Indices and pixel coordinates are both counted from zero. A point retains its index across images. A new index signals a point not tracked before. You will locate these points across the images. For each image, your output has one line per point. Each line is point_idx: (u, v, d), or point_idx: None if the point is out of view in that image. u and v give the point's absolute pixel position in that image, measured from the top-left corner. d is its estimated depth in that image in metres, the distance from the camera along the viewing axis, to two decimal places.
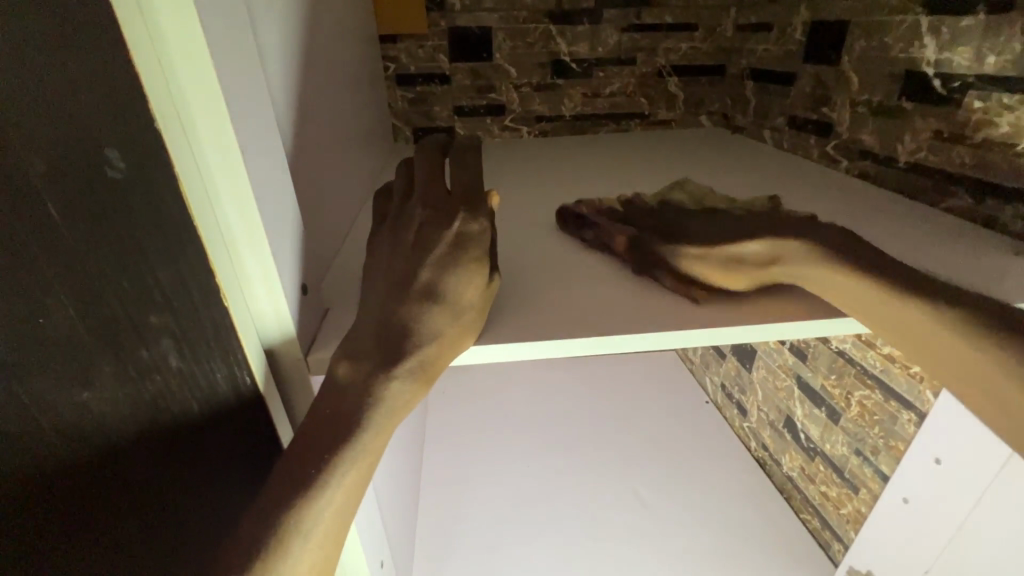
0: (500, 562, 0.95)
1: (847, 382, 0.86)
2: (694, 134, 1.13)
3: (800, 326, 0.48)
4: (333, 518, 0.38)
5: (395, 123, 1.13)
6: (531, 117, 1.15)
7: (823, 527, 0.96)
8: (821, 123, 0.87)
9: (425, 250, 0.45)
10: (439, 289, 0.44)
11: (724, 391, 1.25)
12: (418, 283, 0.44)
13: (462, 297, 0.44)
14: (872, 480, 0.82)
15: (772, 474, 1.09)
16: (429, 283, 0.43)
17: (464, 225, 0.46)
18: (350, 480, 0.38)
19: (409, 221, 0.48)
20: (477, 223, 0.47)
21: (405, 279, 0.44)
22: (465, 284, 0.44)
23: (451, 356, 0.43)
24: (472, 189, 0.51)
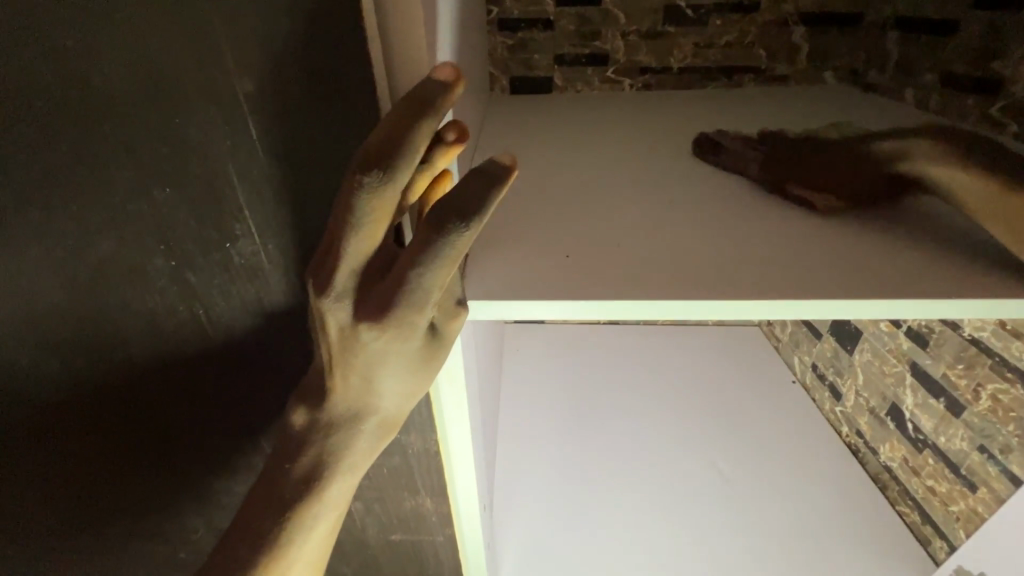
0: (577, 518, 0.97)
1: (977, 373, 0.78)
2: (817, 92, 1.02)
3: (961, 307, 0.47)
4: (351, 464, 0.45)
5: (492, 71, 1.09)
6: (636, 68, 1.08)
7: (923, 522, 0.91)
8: (986, 80, 0.77)
9: (394, 283, 0.35)
10: (411, 322, 0.37)
11: (816, 372, 1.18)
12: (388, 318, 0.36)
13: (388, 343, 0.38)
14: (998, 480, 0.76)
15: (864, 463, 1.04)
16: (398, 317, 0.36)
17: (404, 278, 0.34)
18: (360, 444, 0.44)
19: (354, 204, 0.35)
20: (417, 282, 0.35)
21: (370, 309, 0.36)
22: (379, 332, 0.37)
23: (378, 379, 0.40)
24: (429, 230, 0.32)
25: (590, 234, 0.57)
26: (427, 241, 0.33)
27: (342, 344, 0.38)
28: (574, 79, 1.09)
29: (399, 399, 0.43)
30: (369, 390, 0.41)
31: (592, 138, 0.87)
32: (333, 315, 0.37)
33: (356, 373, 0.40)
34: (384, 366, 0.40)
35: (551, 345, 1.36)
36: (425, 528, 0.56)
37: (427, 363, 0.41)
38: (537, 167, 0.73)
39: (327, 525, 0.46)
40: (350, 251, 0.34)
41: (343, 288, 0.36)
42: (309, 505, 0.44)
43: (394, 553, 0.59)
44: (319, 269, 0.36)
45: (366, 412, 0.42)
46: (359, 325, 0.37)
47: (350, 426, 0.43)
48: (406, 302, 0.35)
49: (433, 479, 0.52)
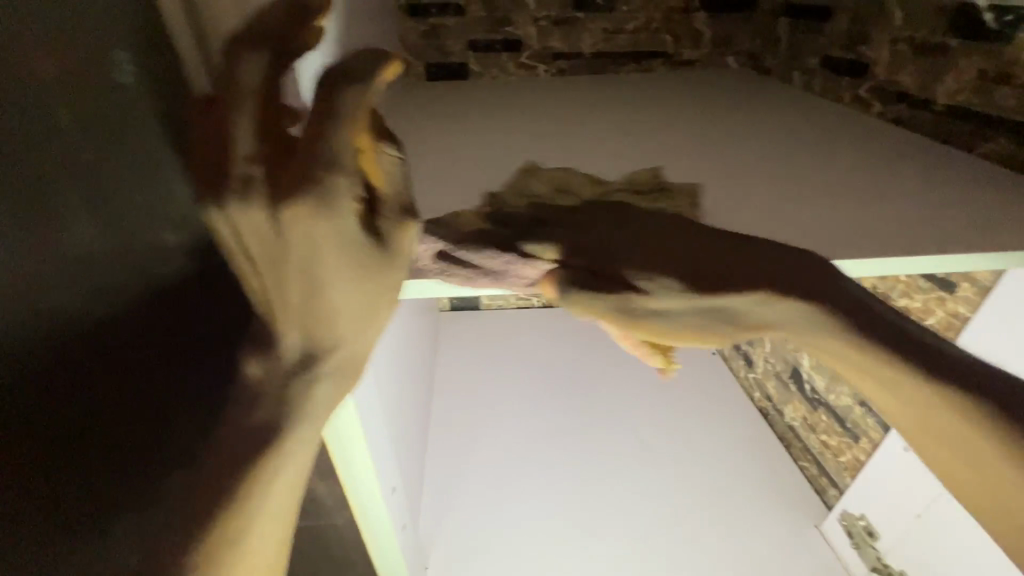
0: (504, 497, 0.99)
1: None
2: (719, 76, 1.07)
3: None
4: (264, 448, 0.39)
5: (406, 57, 1.07)
6: (548, 54, 1.09)
7: (820, 474, 0.99)
8: (855, 62, 0.83)
9: (301, 150, 0.29)
10: (333, 189, 0.29)
11: (732, 343, 1.25)
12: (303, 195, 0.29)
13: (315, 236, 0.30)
14: (875, 430, 0.83)
15: (772, 424, 1.12)
16: (318, 190, 0.29)
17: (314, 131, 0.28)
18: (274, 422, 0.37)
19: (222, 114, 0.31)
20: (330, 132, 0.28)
21: (282, 192, 0.29)
22: (303, 220, 0.29)
23: (320, 297, 0.32)
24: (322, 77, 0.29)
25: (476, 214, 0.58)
26: (325, 89, 0.28)
27: (261, 258, 0.31)
28: (489, 65, 1.09)
29: (361, 325, 0.34)
30: (320, 319, 0.33)
31: (497, 121, 0.88)
32: (237, 224, 0.29)
33: (291, 297, 0.32)
34: (323, 276, 0.31)
35: (484, 329, 1.39)
36: (323, 510, 0.57)
37: (378, 278, 0.33)
38: (438, 152, 0.74)
39: (278, 517, 0.35)
40: (229, 141, 0.29)
41: (248, 178, 0.29)
42: (253, 488, 0.33)
43: (298, 539, 0.59)
44: (211, 172, 0.30)
45: (323, 348, 0.34)
46: (274, 217, 0.29)
47: (302, 373, 0.34)
48: (321, 169, 0.28)
49: (325, 460, 0.53)
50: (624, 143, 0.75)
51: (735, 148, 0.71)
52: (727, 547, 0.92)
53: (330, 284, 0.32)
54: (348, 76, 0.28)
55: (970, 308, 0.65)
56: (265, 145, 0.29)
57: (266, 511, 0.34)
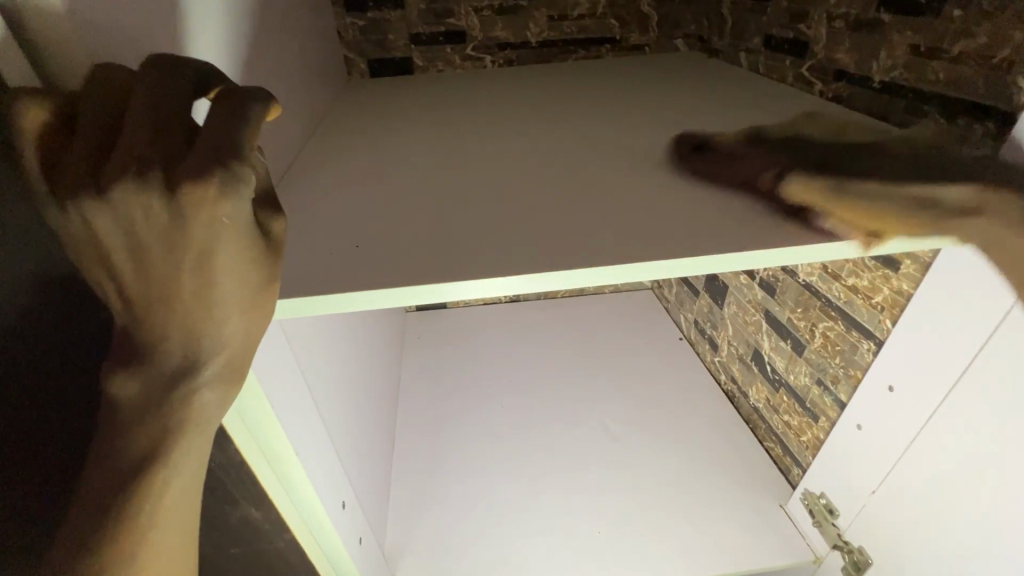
0: (473, 497, 0.98)
1: (812, 314, 0.85)
2: (667, 60, 1.05)
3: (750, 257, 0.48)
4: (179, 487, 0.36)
5: (347, 55, 1.04)
6: (494, 45, 1.07)
7: (784, 453, 0.99)
8: (797, 41, 0.82)
9: (204, 146, 0.30)
10: (236, 180, 0.30)
11: (697, 327, 1.25)
12: (197, 180, 0.30)
13: (209, 225, 0.31)
14: (831, 408, 0.83)
15: (739, 406, 1.12)
16: (219, 172, 0.30)
17: (219, 137, 0.31)
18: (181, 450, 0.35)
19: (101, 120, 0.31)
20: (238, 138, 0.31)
21: (182, 176, 0.30)
22: (196, 209, 0.30)
23: (204, 287, 0.33)
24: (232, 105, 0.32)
25: (403, 216, 0.55)
26: (233, 111, 0.32)
27: (153, 246, 0.31)
28: (433, 59, 1.07)
29: (246, 324, 0.36)
30: (206, 312, 0.34)
31: (440, 116, 0.86)
32: (125, 210, 0.30)
33: (179, 287, 0.33)
34: (210, 264, 0.33)
35: (452, 329, 1.37)
36: (264, 535, 0.55)
37: (260, 273, 0.35)
38: (373, 152, 0.71)
39: (177, 512, 0.36)
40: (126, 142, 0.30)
41: (149, 165, 0.30)
42: (150, 482, 0.34)
43: (238, 566, 0.57)
44: (83, 166, 0.30)
45: (202, 347, 0.34)
46: (164, 201, 0.30)
47: (185, 375, 0.34)
48: (224, 160, 0.30)
49: (253, 482, 0.50)
50: (565, 134, 0.73)
51: (675, 136, 0.69)
52: (696, 533, 0.92)
53: (224, 275, 0.33)
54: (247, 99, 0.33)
55: (912, 284, 0.65)
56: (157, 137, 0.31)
57: (168, 497, 0.35)
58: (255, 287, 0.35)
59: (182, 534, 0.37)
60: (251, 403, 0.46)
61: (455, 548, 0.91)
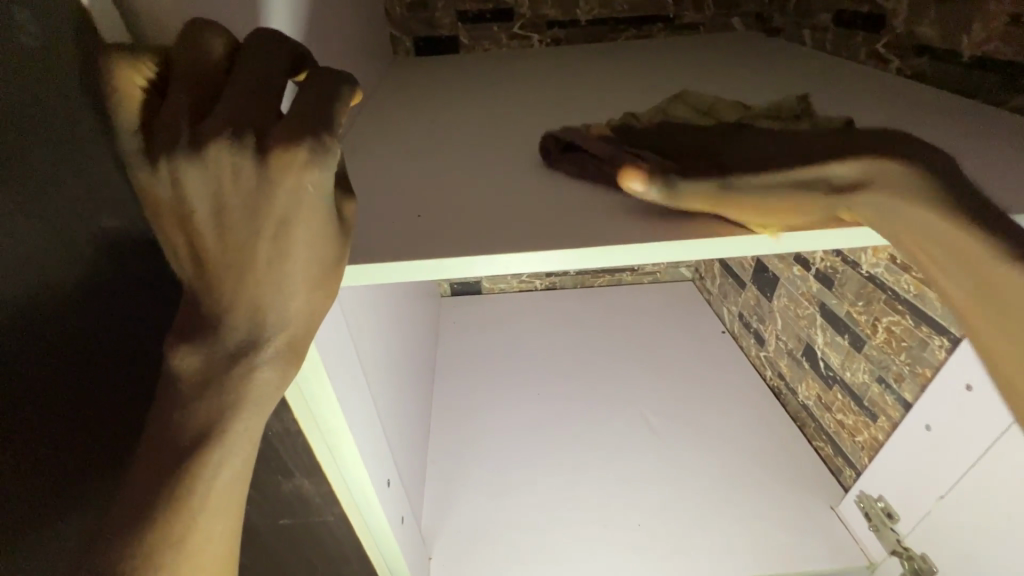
0: (508, 484, 0.97)
1: (875, 307, 0.81)
2: (723, 40, 1.01)
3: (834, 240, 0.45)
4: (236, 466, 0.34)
5: (394, 33, 1.02)
6: (542, 23, 1.04)
7: (835, 454, 0.95)
8: (872, 15, 0.77)
9: (293, 116, 0.29)
10: (322, 156, 0.29)
11: (742, 320, 1.21)
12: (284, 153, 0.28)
13: (290, 200, 0.30)
14: (894, 408, 0.79)
15: (786, 403, 1.08)
16: (310, 139, 0.28)
17: (307, 110, 0.29)
18: (240, 426, 0.34)
19: (197, 81, 0.30)
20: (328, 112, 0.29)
21: (269, 142, 0.28)
22: (277, 183, 0.29)
23: (275, 263, 0.32)
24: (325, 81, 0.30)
25: (460, 190, 0.54)
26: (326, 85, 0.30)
27: (235, 214, 0.30)
28: (480, 38, 1.04)
29: (312, 307, 0.35)
30: (278, 288, 0.33)
31: (489, 93, 0.84)
32: (211, 174, 0.29)
33: (252, 259, 0.32)
34: (286, 241, 0.31)
35: (487, 315, 1.36)
36: (313, 509, 0.54)
37: (333, 258, 0.34)
38: (424, 126, 0.69)
39: (232, 490, 0.34)
40: (219, 107, 0.29)
41: (239, 131, 0.28)
42: (205, 457, 0.33)
43: (285, 538, 0.56)
44: (179, 123, 0.29)
45: (269, 324, 0.33)
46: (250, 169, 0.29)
47: (251, 351, 0.33)
48: (311, 133, 0.28)
49: (305, 454, 0.49)
50: (622, 111, 0.70)
51: None
52: (738, 530, 0.89)
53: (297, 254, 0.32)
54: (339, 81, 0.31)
55: None
56: (249, 104, 0.29)
57: (222, 474, 0.33)
58: (321, 270, 0.33)
59: (234, 514, 0.35)
60: (309, 375, 0.45)
61: (491, 533, 0.90)
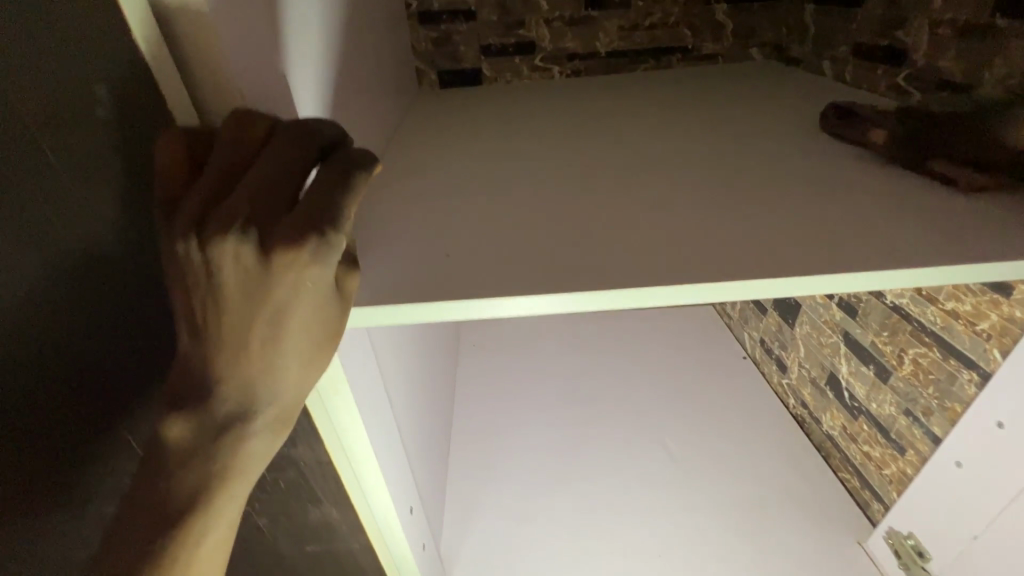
0: (528, 510, 0.97)
1: (900, 338, 0.80)
2: (742, 71, 1.02)
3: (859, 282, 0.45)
4: (217, 532, 0.37)
5: (419, 67, 1.06)
6: (563, 55, 1.07)
7: (862, 487, 0.93)
8: (891, 49, 0.77)
9: (300, 210, 0.29)
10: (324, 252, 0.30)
11: (764, 347, 1.20)
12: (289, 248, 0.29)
13: (293, 288, 0.31)
14: (922, 441, 0.77)
15: (810, 433, 1.06)
16: (313, 239, 0.29)
17: (314, 206, 0.30)
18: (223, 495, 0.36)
19: (215, 165, 0.31)
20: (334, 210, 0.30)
21: (276, 237, 0.29)
22: (280, 274, 0.30)
23: (274, 341, 0.34)
24: (334, 175, 0.31)
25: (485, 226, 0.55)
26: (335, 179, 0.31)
27: (240, 297, 0.31)
28: (503, 70, 1.08)
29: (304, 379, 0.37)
30: (270, 361, 0.34)
31: (511, 125, 0.86)
32: (222, 261, 0.30)
33: (253, 337, 0.33)
34: (285, 322, 0.33)
35: (506, 338, 1.37)
36: (338, 537, 0.56)
37: (328, 331, 0.36)
38: (448, 160, 0.72)
39: (212, 553, 0.37)
40: (235, 196, 0.30)
41: (249, 222, 0.29)
42: (199, 513, 0.35)
43: (309, 565, 0.58)
44: (194, 210, 0.30)
45: (262, 396, 0.35)
46: (260, 260, 0.30)
47: (241, 422, 0.35)
48: (314, 231, 0.29)
49: (333, 484, 0.51)
50: (643, 143, 0.72)
51: (764, 147, 0.66)
52: (762, 564, 0.87)
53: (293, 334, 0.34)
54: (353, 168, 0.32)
55: None
56: (260, 193, 0.30)
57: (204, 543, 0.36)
58: (314, 344, 0.36)
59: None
60: (341, 408, 0.47)
61: (512, 560, 0.90)
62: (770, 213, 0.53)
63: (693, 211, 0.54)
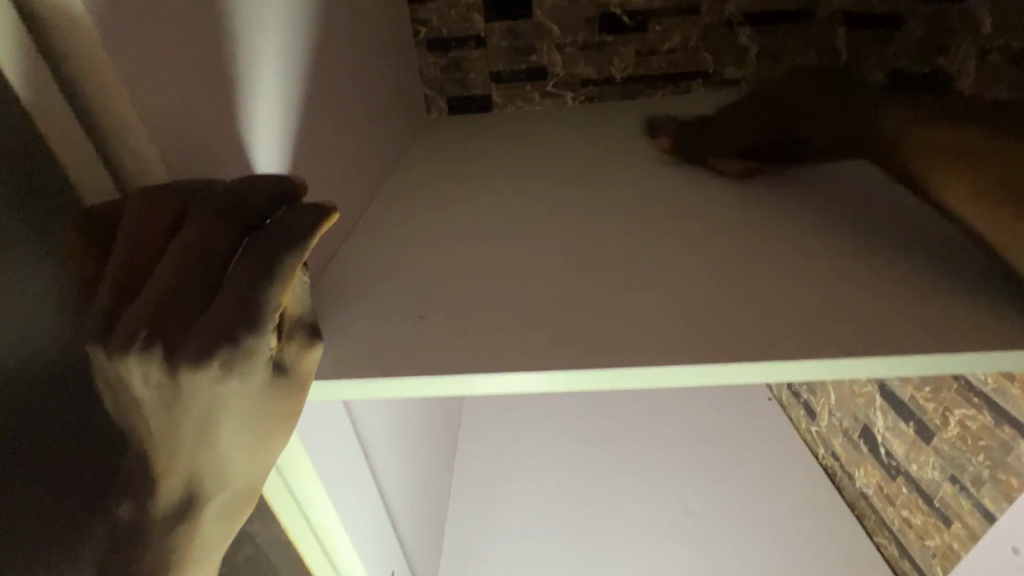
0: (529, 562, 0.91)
1: (946, 397, 0.71)
2: (767, 97, 0.96)
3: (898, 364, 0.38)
4: None
5: (428, 93, 1.04)
6: (576, 81, 1.02)
7: (901, 556, 0.84)
8: (933, 77, 0.70)
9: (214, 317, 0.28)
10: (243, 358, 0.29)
11: (790, 389, 1.11)
12: (202, 361, 0.28)
13: (215, 392, 0.30)
14: (971, 515, 0.69)
15: (842, 488, 0.97)
16: (227, 348, 0.28)
17: (228, 311, 0.28)
18: None
19: (126, 256, 0.29)
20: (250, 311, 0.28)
21: (188, 348, 0.28)
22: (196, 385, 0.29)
23: (213, 433, 0.31)
24: (259, 258, 0.28)
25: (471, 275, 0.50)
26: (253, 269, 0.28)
27: (156, 405, 0.30)
28: (513, 96, 1.04)
29: (256, 459, 0.34)
30: (215, 454, 0.32)
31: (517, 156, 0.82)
32: (134, 375, 0.29)
33: (189, 431, 0.31)
34: (224, 413, 0.31)
35: None
36: None
37: (275, 410, 0.33)
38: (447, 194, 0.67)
39: None
40: (141, 303, 0.28)
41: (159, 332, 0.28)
42: None
43: None
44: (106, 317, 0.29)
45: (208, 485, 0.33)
46: (171, 374, 0.28)
47: (189, 512, 0.33)
48: (231, 337, 0.28)
49: (296, 561, 0.47)
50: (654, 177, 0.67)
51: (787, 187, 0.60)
52: None
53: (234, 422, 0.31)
54: (282, 249, 0.28)
55: None
56: (171, 297, 0.28)
57: None
58: (264, 424, 0.33)
59: None
60: (303, 479, 0.43)
61: None
62: (791, 269, 0.46)
63: (702, 264, 0.48)
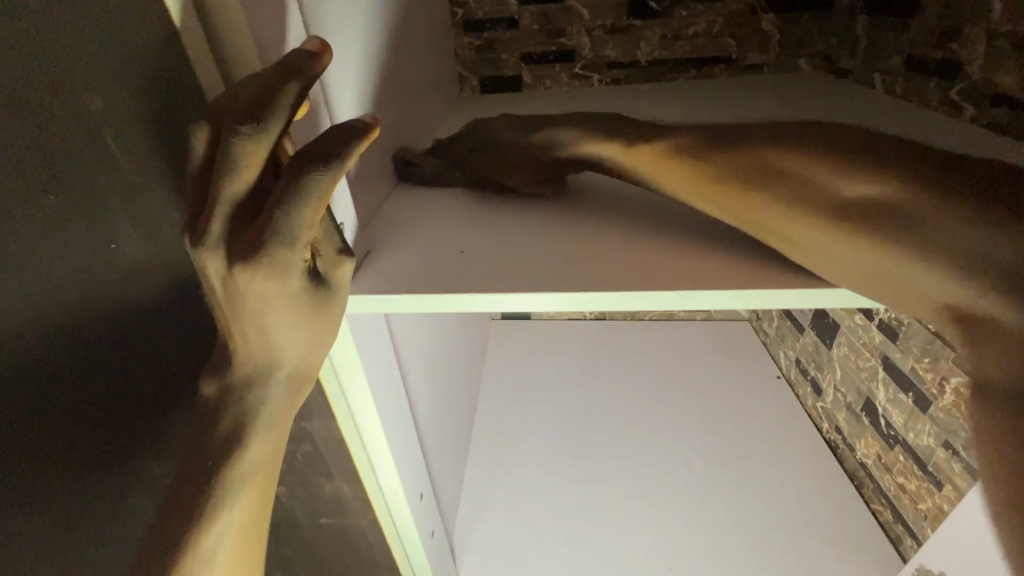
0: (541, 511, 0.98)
1: (942, 366, 0.75)
2: (787, 82, 0.99)
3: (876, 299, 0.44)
4: (250, 496, 0.41)
5: (461, 73, 1.10)
6: (603, 63, 1.07)
7: (896, 521, 0.89)
8: (945, 62, 0.74)
9: (263, 222, 0.34)
10: (282, 262, 0.35)
11: (799, 367, 1.15)
12: (255, 258, 0.34)
13: (266, 287, 0.36)
14: (961, 476, 0.73)
15: (843, 460, 1.02)
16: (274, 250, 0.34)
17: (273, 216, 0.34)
18: (253, 455, 0.41)
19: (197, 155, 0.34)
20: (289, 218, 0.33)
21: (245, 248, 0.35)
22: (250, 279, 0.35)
23: (264, 321, 0.38)
24: (295, 170, 0.32)
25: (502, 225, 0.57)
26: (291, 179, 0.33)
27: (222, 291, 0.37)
28: (542, 77, 1.10)
29: (302, 346, 0.41)
30: (267, 338, 0.39)
31: None
32: (207, 266, 0.36)
33: (246, 317, 0.38)
34: (272, 306, 0.38)
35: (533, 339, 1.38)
36: (349, 513, 0.59)
37: (314, 306, 0.40)
38: None
39: (242, 522, 0.41)
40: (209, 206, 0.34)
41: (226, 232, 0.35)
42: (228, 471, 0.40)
43: (323, 537, 0.62)
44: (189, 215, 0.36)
45: (264, 366, 0.40)
46: (232, 268, 0.35)
47: (254, 386, 0.40)
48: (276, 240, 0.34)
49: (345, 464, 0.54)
50: None
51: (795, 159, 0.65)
52: None
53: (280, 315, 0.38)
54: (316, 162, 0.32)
55: None
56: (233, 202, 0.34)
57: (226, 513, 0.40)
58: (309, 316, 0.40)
59: (238, 541, 0.41)
60: (355, 388, 0.50)
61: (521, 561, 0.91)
62: None
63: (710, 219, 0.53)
